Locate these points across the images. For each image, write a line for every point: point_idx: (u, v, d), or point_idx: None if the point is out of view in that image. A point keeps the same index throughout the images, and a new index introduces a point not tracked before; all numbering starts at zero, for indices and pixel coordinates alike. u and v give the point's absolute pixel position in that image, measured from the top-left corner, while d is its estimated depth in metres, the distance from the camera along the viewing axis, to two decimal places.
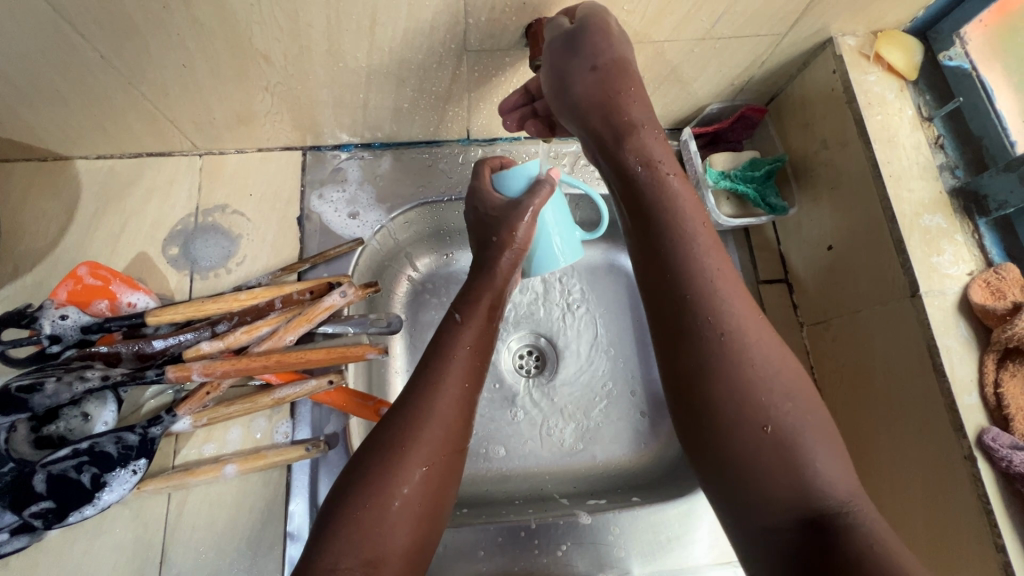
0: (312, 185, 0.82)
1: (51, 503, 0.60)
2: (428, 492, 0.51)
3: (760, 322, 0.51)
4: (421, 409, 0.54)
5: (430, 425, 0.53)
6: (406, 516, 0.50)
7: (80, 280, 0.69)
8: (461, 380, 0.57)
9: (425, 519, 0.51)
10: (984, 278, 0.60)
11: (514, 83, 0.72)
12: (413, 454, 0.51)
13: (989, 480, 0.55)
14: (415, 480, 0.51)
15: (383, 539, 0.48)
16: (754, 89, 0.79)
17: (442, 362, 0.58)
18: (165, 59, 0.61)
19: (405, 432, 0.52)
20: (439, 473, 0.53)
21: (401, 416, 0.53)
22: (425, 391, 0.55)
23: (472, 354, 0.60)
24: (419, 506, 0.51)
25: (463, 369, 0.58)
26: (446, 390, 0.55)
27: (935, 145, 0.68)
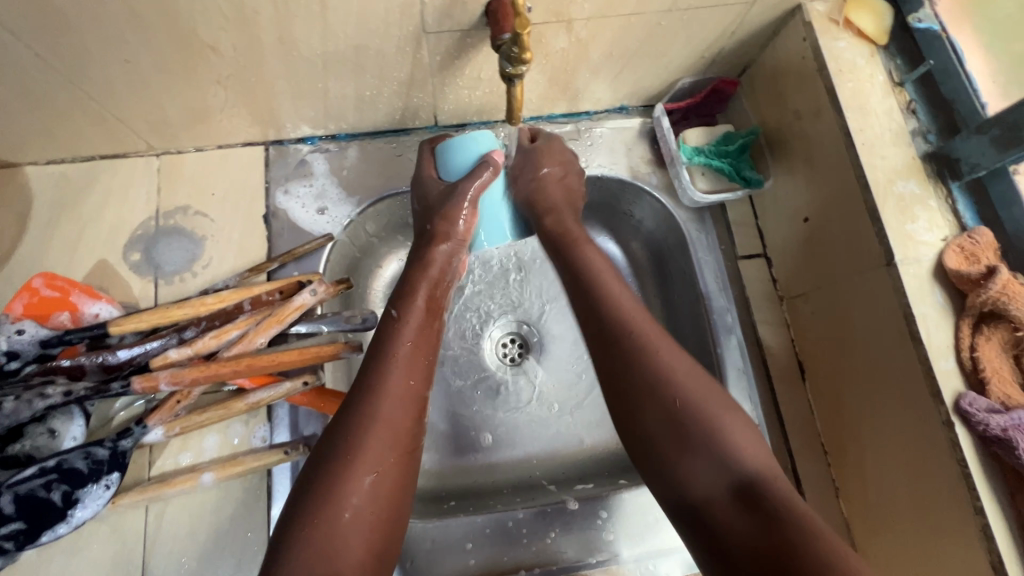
0: (277, 181, 0.79)
1: (20, 525, 0.58)
2: (380, 500, 0.50)
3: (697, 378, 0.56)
4: (365, 415, 0.53)
5: (375, 431, 0.52)
6: (358, 527, 0.49)
7: (36, 292, 0.67)
8: (407, 380, 0.56)
9: (380, 528, 0.50)
10: (958, 243, 0.60)
11: (478, 65, 0.70)
12: (359, 461, 0.50)
13: (967, 445, 0.55)
14: (363, 489, 0.50)
15: (339, 555, 0.47)
16: (725, 61, 0.77)
17: (381, 362, 0.56)
18: (105, 55, 0.58)
19: (352, 439, 0.51)
20: (390, 480, 0.52)
21: (343, 424, 0.52)
22: (366, 397, 0.54)
23: (414, 350, 0.59)
24: (371, 516, 0.50)
25: (407, 368, 0.57)
26: (388, 393, 0.54)
27: (907, 110, 0.67)
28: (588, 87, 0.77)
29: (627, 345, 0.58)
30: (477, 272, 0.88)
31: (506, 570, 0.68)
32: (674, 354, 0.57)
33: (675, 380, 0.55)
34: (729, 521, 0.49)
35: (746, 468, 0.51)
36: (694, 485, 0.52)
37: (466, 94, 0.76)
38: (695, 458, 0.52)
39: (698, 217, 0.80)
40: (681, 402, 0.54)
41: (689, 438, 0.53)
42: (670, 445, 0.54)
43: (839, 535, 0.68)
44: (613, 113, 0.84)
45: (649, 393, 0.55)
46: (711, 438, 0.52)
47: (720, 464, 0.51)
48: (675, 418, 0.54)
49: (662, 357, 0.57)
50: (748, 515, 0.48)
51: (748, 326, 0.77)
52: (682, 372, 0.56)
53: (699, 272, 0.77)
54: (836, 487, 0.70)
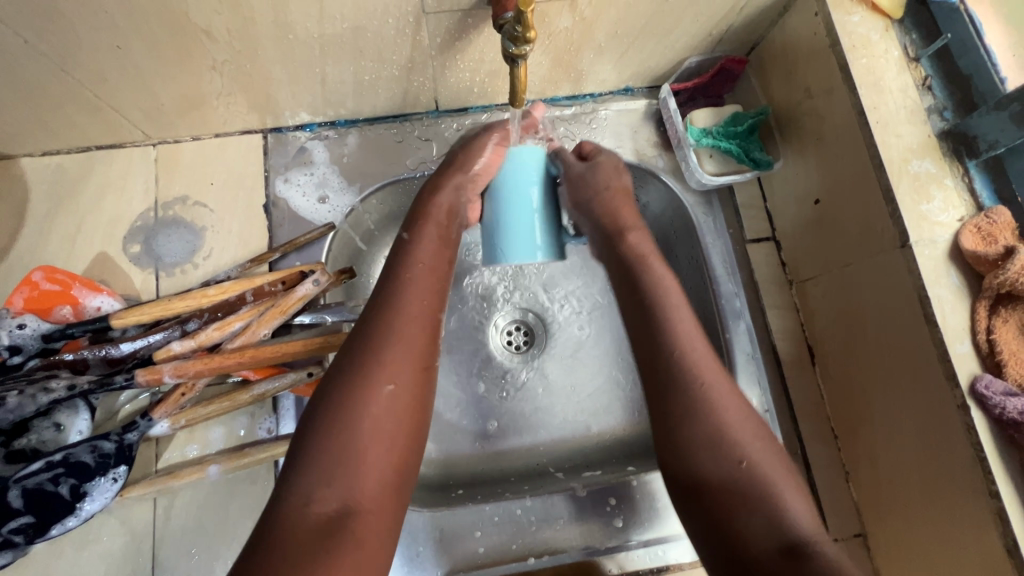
0: (276, 170, 0.77)
1: (30, 518, 0.58)
2: (400, 412, 0.49)
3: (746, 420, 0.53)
4: (378, 335, 0.52)
5: (393, 345, 0.52)
6: (377, 440, 0.48)
7: (36, 285, 0.66)
8: (422, 299, 0.56)
9: (398, 441, 0.49)
10: (975, 223, 0.59)
11: (480, 46, 0.68)
12: (384, 334, 0.52)
13: (983, 430, 0.54)
14: (381, 398, 0.49)
15: (359, 473, 0.46)
16: (733, 38, 0.75)
17: (398, 282, 0.57)
18: (96, 40, 0.56)
19: (369, 356, 0.51)
20: (409, 394, 0.50)
21: (360, 338, 0.52)
22: (382, 314, 0.53)
23: (428, 271, 0.59)
24: (389, 427, 0.49)
25: (422, 296, 0.56)
26: (407, 314, 0.54)
27: (923, 87, 0.65)
28: (592, 68, 0.75)
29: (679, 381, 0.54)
30: (479, 266, 0.87)
31: (515, 558, 0.67)
32: (731, 403, 0.53)
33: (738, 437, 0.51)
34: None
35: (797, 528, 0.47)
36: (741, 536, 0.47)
37: (467, 76, 0.74)
38: (746, 511, 0.48)
39: (706, 200, 0.79)
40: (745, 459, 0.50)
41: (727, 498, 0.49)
42: (723, 490, 0.50)
43: (849, 519, 0.68)
44: (618, 95, 0.82)
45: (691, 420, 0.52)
46: (769, 498, 0.48)
47: (772, 521, 0.47)
48: (734, 473, 0.50)
49: (722, 405, 0.53)
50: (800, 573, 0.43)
51: (757, 311, 0.76)
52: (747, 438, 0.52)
53: (707, 257, 0.76)
54: (847, 471, 0.69)
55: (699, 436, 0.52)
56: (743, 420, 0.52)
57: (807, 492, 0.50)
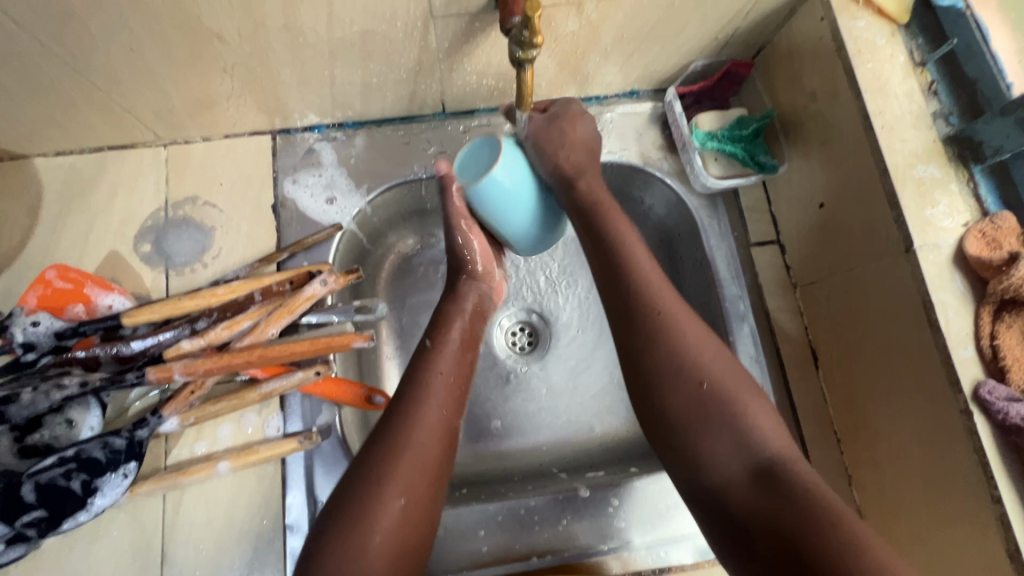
0: (285, 171, 0.78)
1: (42, 512, 0.59)
2: (410, 529, 0.51)
3: (706, 341, 0.57)
4: (395, 451, 0.53)
5: (408, 458, 0.53)
6: (383, 552, 0.49)
7: (49, 284, 0.67)
8: (442, 410, 0.57)
9: (405, 557, 0.50)
10: (979, 228, 0.59)
11: (486, 49, 0.69)
12: (401, 447, 0.53)
13: (986, 434, 0.54)
14: (393, 514, 0.50)
15: (366, 574, 0.48)
16: (739, 42, 0.76)
17: (421, 382, 0.58)
18: (110, 43, 0.57)
19: (383, 470, 0.52)
20: (418, 510, 0.52)
21: (378, 449, 0.53)
22: (405, 424, 0.54)
23: (450, 379, 0.60)
24: (397, 544, 0.50)
25: (441, 400, 0.58)
26: (425, 421, 0.55)
27: (928, 92, 0.65)
28: (598, 71, 0.76)
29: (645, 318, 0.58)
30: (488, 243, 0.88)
31: (518, 556, 0.68)
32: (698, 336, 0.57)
33: (697, 358, 0.56)
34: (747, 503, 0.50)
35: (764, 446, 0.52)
36: (710, 459, 0.53)
37: (474, 79, 0.74)
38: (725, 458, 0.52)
39: (710, 203, 0.79)
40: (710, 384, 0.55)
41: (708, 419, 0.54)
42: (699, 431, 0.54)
43: None
44: (623, 98, 0.82)
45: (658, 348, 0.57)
46: (734, 420, 0.53)
47: (739, 441, 0.53)
48: (697, 394, 0.55)
49: (687, 342, 0.57)
50: (763, 494, 0.49)
51: (761, 313, 0.76)
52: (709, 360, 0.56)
53: (711, 260, 0.76)
54: (849, 474, 0.69)
55: (666, 360, 0.56)
56: (705, 346, 0.57)
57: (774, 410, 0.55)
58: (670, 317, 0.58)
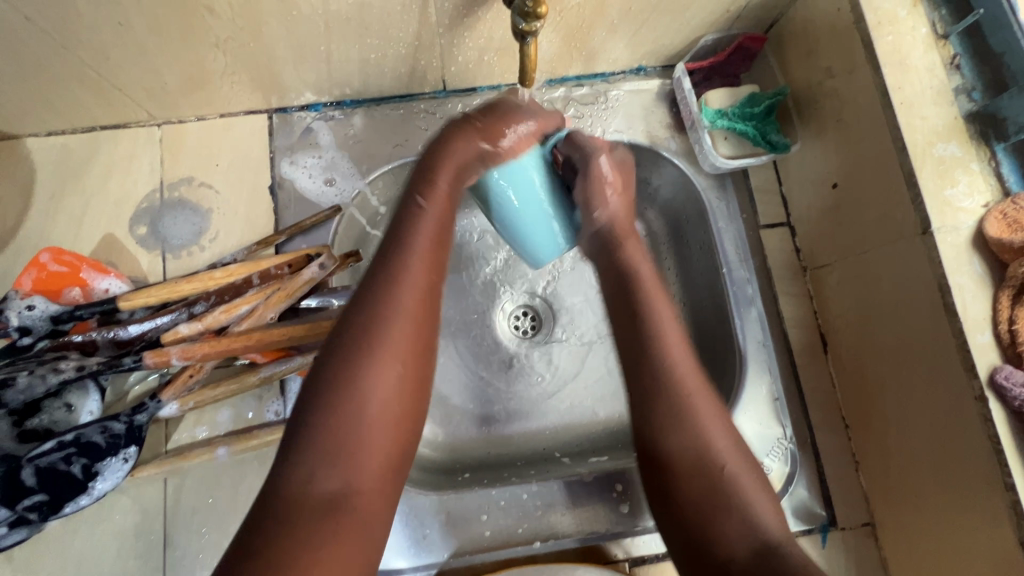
0: (282, 151, 0.76)
1: (44, 496, 0.59)
2: (396, 405, 0.44)
3: (707, 395, 0.51)
4: (380, 300, 0.45)
5: (396, 319, 0.45)
6: (379, 422, 0.43)
7: (44, 267, 0.66)
8: (431, 272, 0.48)
9: (403, 424, 0.44)
10: (1001, 209, 0.56)
11: (489, 22, 0.66)
12: (388, 307, 0.45)
13: (1001, 421, 0.53)
14: (385, 378, 0.43)
15: (352, 467, 0.41)
16: (752, 15, 0.72)
17: (404, 237, 0.49)
18: (98, 17, 0.55)
19: (366, 319, 0.45)
20: (410, 376, 0.45)
21: (365, 298, 0.46)
22: (388, 280, 0.46)
23: (438, 242, 0.50)
24: (392, 413, 0.44)
25: (427, 258, 0.49)
26: (409, 275, 0.47)
27: (950, 66, 0.62)
28: (605, 46, 0.73)
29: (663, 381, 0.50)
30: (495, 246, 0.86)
31: (521, 541, 0.68)
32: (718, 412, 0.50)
33: (706, 431, 0.48)
34: None
35: (763, 529, 0.44)
36: (681, 494, 0.47)
37: (475, 54, 0.71)
38: (731, 523, 0.44)
39: (719, 184, 0.77)
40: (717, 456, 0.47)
41: (721, 494, 0.46)
42: (697, 497, 0.46)
43: (858, 509, 0.67)
44: (630, 75, 0.80)
45: (679, 417, 0.49)
46: (738, 502, 0.46)
47: (746, 520, 0.44)
48: (712, 481, 0.46)
49: (702, 412, 0.49)
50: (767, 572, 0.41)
51: (770, 297, 0.74)
52: (723, 442, 0.48)
53: (719, 242, 0.74)
54: (857, 461, 0.68)
55: (667, 400, 0.50)
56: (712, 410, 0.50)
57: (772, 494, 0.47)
58: (685, 371, 0.51)
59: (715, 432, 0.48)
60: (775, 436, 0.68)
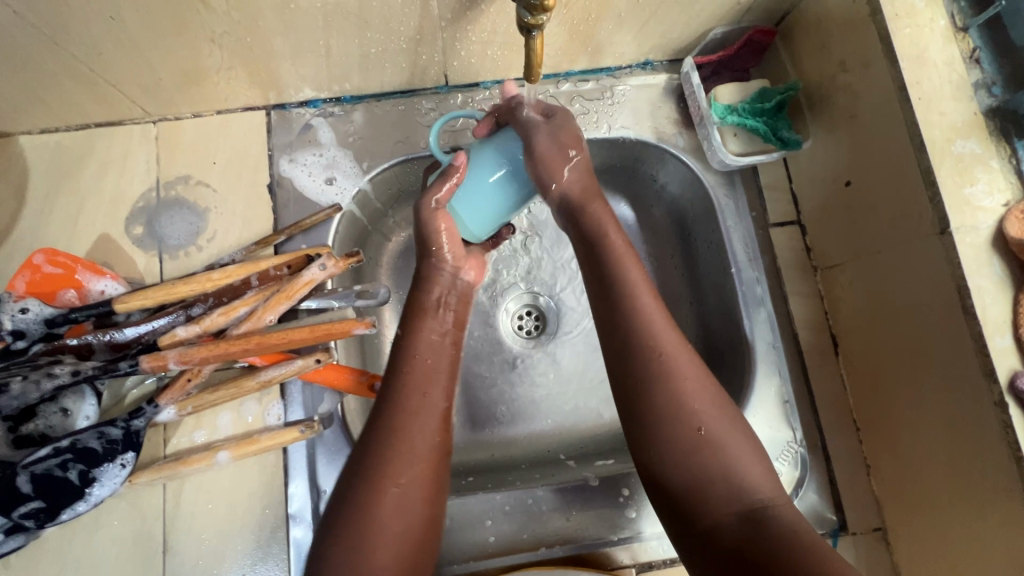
0: (281, 149, 0.75)
1: (40, 503, 0.58)
2: (413, 514, 0.48)
3: (688, 358, 0.52)
4: (386, 431, 0.50)
5: (400, 449, 0.49)
6: (393, 543, 0.46)
7: (37, 269, 0.65)
8: (429, 392, 0.53)
9: (416, 541, 0.48)
10: (1022, 209, 0.54)
11: (492, 15, 0.64)
12: (392, 443, 0.49)
13: (1021, 427, 0.51)
14: (390, 503, 0.47)
15: (365, 561, 0.45)
16: (763, 7, 0.70)
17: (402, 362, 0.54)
18: (88, 11, 0.53)
19: (368, 470, 0.48)
20: (420, 492, 0.49)
21: (370, 441, 0.50)
22: (391, 415, 0.51)
23: (435, 356, 0.55)
24: (407, 534, 0.47)
25: (427, 380, 0.53)
26: (412, 398, 0.52)
27: (970, 59, 0.60)
28: (611, 40, 0.71)
29: (646, 350, 0.52)
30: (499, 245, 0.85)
31: (526, 547, 0.67)
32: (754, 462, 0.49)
33: (688, 404, 0.51)
34: (734, 537, 0.46)
35: (753, 491, 0.48)
36: (661, 462, 0.50)
37: (479, 48, 0.69)
38: (710, 483, 0.48)
39: (728, 181, 0.75)
40: (749, 501, 0.47)
41: (699, 455, 0.49)
42: (682, 458, 0.49)
43: (869, 514, 0.66)
44: (637, 69, 0.78)
45: (644, 382, 0.52)
46: (723, 467, 0.49)
47: (730, 484, 0.48)
48: (695, 444, 0.49)
49: (682, 373, 0.52)
50: (750, 529, 0.46)
51: (780, 298, 0.73)
52: (704, 409, 0.51)
53: (727, 241, 0.73)
54: (868, 465, 0.67)
55: (648, 370, 0.52)
56: (692, 371, 0.52)
57: (764, 456, 0.51)
58: (661, 332, 0.53)
59: (697, 405, 0.51)
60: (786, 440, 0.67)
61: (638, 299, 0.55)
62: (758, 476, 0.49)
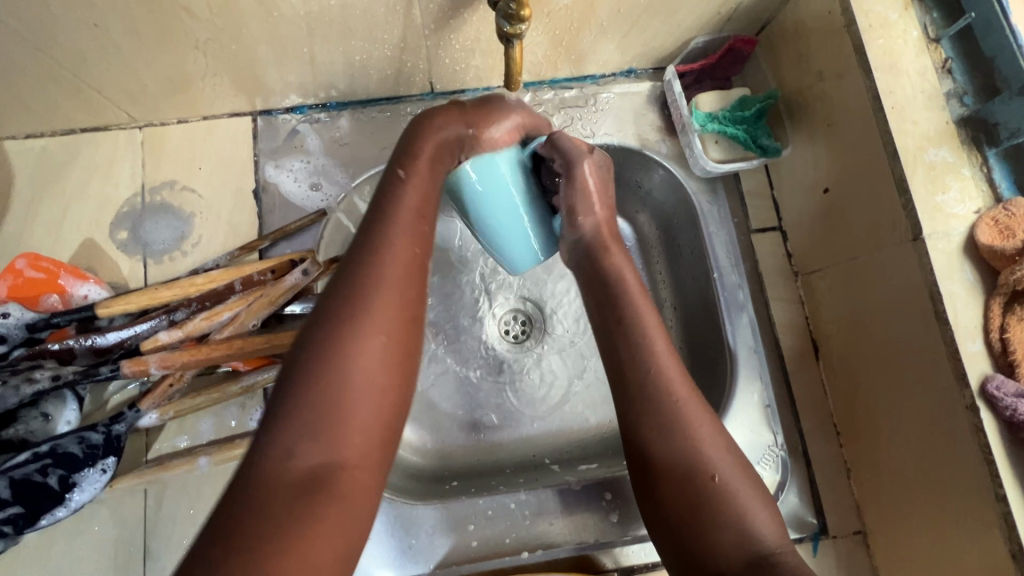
0: (266, 154, 0.75)
1: (19, 508, 0.57)
2: (388, 373, 0.39)
3: (694, 397, 0.49)
4: (364, 260, 0.42)
5: (381, 287, 0.41)
6: (360, 427, 0.38)
7: (19, 274, 0.65)
8: (411, 232, 0.44)
9: (387, 421, 0.39)
10: (992, 216, 0.56)
11: (475, 24, 0.64)
12: (372, 274, 0.41)
13: (991, 431, 0.52)
14: (366, 350, 0.39)
15: (326, 453, 0.36)
16: (743, 18, 0.72)
17: (391, 198, 0.46)
18: (72, 19, 0.54)
19: (346, 299, 0.40)
20: (401, 348, 0.40)
21: (341, 285, 0.41)
22: (371, 248, 0.42)
23: (421, 200, 0.47)
24: (377, 386, 0.39)
25: (410, 198, 0.46)
26: (398, 229, 0.44)
27: (942, 70, 0.61)
28: (594, 48, 0.72)
29: (653, 394, 0.49)
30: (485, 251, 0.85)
31: (509, 551, 0.67)
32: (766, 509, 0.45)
33: (699, 444, 0.47)
34: None
35: (763, 541, 0.43)
36: (670, 496, 0.46)
37: (463, 56, 0.70)
38: (716, 524, 0.44)
39: (710, 187, 0.76)
40: (757, 551, 0.42)
41: (706, 505, 0.45)
42: (690, 502, 0.45)
43: (849, 517, 0.67)
44: (620, 77, 0.79)
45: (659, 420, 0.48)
46: (735, 514, 0.44)
47: (742, 534, 0.43)
48: (698, 486, 0.45)
49: (692, 415, 0.48)
50: None
51: (761, 303, 0.73)
52: (715, 451, 0.47)
53: (710, 247, 0.74)
54: (848, 468, 0.68)
55: (654, 405, 0.48)
56: (699, 405, 0.49)
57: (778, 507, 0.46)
58: (671, 373, 0.50)
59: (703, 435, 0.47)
60: (766, 443, 0.67)
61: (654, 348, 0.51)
62: (766, 526, 0.44)
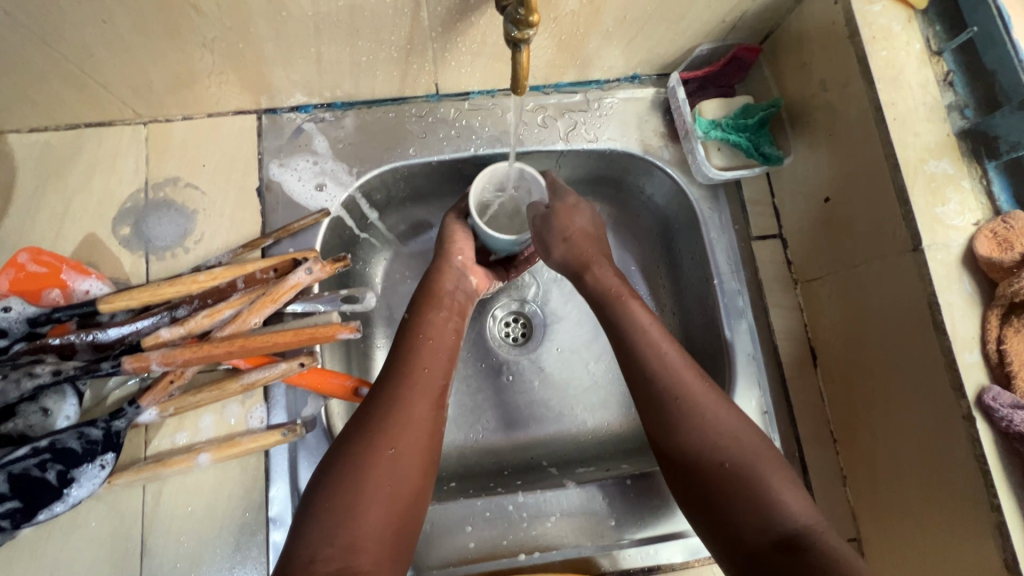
0: (270, 153, 0.75)
1: (16, 503, 0.57)
2: (405, 482, 0.53)
3: (709, 391, 0.57)
4: (384, 398, 0.56)
5: (397, 415, 0.55)
6: (387, 490, 0.52)
7: (22, 267, 0.65)
8: (426, 364, 0.60)
9: (412, 491, 0.53)
10: (991, 228, 0.56)
11: (481, 27, 0.65)
12: (389, 416, 0.55)
13: (987, 441, 0.53)
14: (392, 458, 0.53)
15: (362, 511, 0.50)
16: (747, 26, 0.72)
17: (405, 350, 0.61)
18: (79, 14, 0.53)
19: (371, 426, 0.54)
20: (415, 455, 0.54)
21: (370, 402, 0.56)
22: (387, 393, 0.57)
23: (434, 341, 0.63)
24: (405, 466, 0.53)
25: (428, 362, 0.61)
26: (416, 378, 0.59)
27: (944, 82, 0.62)
28: (598, 54, 0.72)
29: (666, 397, 0.57)
30: None
31: (506, 553, 0.67)
32: (788, 489, 0.51)
33: (717, 437, 0.54)
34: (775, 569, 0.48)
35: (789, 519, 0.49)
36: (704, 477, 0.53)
37: (469, 59, 0.71)
38: (741, 509, 0.51)
39: (711, 194, 0.77)
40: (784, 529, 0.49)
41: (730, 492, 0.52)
42: (723, 481, 0.52)
43: (844, 524, 0.67)
44: (624, 82, 0.79)
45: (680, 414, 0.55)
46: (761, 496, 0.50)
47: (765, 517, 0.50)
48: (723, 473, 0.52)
49: (705, 408, 0.55)
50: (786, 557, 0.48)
51: (761, 309, 0.74)
52: (732, 439, 0.54)
53: (710, 253, 0.75)
54: (844, 475, 0.68)
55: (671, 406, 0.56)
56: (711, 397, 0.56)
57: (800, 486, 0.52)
58: (682, 374, 0.57)
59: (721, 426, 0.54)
60: None
61: (661, 353, 0.59)
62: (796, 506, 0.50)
